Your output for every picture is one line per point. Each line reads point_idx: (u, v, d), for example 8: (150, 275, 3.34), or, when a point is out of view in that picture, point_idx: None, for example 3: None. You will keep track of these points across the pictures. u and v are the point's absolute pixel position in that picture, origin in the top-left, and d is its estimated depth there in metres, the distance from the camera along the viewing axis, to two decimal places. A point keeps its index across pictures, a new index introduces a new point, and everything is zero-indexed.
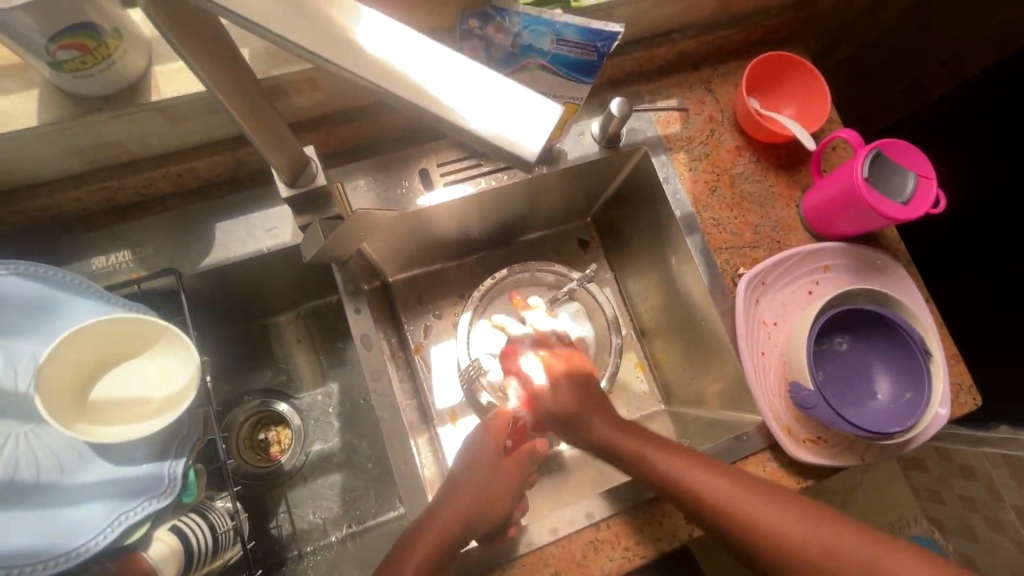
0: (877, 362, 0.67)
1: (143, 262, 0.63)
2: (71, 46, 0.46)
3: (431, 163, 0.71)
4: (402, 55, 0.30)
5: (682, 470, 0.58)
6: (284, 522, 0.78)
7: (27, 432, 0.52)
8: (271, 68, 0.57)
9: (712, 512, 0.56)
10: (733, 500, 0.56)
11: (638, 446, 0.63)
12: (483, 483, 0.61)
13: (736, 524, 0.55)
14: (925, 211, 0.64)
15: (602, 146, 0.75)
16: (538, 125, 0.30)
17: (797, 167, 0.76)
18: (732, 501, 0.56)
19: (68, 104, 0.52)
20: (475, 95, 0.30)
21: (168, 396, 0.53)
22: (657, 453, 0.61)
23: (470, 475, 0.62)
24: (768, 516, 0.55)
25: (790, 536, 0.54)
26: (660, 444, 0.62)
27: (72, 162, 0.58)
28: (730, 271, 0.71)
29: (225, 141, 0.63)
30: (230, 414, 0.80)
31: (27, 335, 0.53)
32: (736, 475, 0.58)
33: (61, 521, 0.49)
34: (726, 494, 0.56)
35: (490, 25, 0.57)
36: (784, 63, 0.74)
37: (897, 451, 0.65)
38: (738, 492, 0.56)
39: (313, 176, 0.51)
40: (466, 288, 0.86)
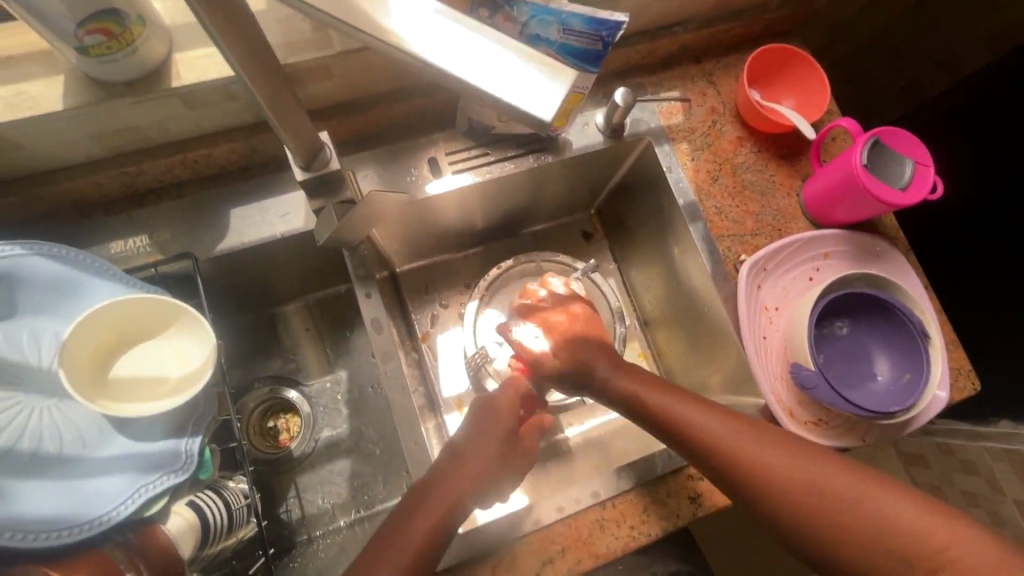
0: (876, 345, 0.68)
1: (159, 247, 0.64)
2: (97, 31, 0.47)
3: (439, 153, 0.73)
4: (415, 29, 0.31)
5: (692, 420, 0.59)
6: (294, 507, 0.79)
7: (50, 407, 0.53)
8: (287, 55, 0.58)
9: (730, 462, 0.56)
10: (743, 449, 0.56)
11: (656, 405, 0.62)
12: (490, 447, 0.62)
13: (742, 473, 0.55)
14: (923, 197, 0.66)
15: (606, 136, 0.76)
16: (546, 95, 0.31)
17: (798, 157, 0.77)
18: (741, 450, 0.56)
19: (93, 89, 0.53)
20: (486, 67, 0.31)
21: (186, 374, 0.55)
22: (677, 410, 0.60)
23: (478, 437, 0.62)
24: (777, 466, 0.54)
25: (799, 486, 0.53)
26: (674, 393, 0.62)
27: (93, 147, 0.60)
28: (731, 257, 0.73)
29: (241, 129, 0.65)
30: (241, 401, 0.81)
31: (50, 314, 0.55)
32: (749, 426, 0.58)
33: (83, 492, 0.50)
34: (736, 443, 0.56)
35: (499, 15, 0.59)
36: (784, 55, 0.76)
37: (897, 433, 0.66)
38: (748, 442, 0.56)
39: (326, 161, 0.53)
40: (472, 278, 0.88)
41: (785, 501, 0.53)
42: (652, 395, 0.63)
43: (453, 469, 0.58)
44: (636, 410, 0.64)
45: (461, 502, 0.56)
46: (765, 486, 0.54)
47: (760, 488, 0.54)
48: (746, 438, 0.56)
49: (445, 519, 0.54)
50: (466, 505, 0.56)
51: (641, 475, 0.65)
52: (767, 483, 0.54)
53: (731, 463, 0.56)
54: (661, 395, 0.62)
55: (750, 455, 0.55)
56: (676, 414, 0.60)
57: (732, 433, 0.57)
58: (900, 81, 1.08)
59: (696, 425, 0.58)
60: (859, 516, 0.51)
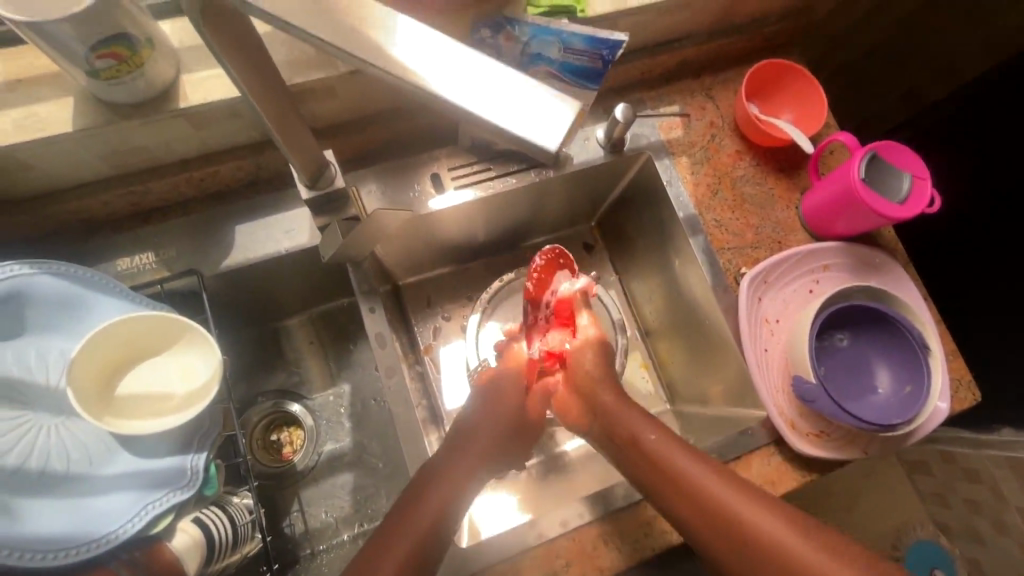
0: (877, 357, 0.69)
1: (165, 263, 0.65)
2: (108, 55, 0.48)
3: (442, 168, 0.74)
4: (423, 59, 0.31)
5: (699, 479, 0.57)
6: (297, 521, 0.79)
7: (58, 424, 0.53)
8: (294, 75, 0.59)
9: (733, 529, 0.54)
10: (749, 512, 0.54)
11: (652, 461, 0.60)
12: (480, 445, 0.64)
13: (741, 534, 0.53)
14: (921, 209, 0.66)
15: (607, 151, 0.77)
16: (550, 123, 0.31)
17: (797, 170, 0.78)
18: (746, 517, 0.54)
19: (103, 111, 0.54)
20: (496, 98, 0.31)
21: (190, 392, 0.55)
22: (678, 466, 0.58)
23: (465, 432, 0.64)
24: (780, 534, 0.52)
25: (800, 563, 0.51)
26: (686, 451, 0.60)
27: (101, 167, 0.60)
28: (732, 270, 0.73)
29: (246, 146, 0.66)
30: (245, 415, 0.82)
31: (59, 332, 0.55)
32: (755, 491, 0.56)
33: (91, 510, 0.51)
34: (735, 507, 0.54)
35: (501, 34, 0.60)
36: (782, 70, 0.77)
37: (899, 444, 0.67)
38: (752, 507, 0.54)
39: (331, 179, 0.54)
40: (474, 291, 0.88)
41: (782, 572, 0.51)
42: (662, 443, 0.60)
43: (456, 488, 0.58)
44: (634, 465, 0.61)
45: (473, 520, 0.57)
46: (765, 554, 0.52)
47: (758, 557, 0.52)
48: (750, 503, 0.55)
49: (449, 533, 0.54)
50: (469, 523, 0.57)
51: None
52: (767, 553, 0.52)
53: (730, 526, 0.54)
54: (672, 447, 0.60)
55: (754, 524, 0.53)
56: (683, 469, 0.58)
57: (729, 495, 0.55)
58: (897, 92, 1.09)
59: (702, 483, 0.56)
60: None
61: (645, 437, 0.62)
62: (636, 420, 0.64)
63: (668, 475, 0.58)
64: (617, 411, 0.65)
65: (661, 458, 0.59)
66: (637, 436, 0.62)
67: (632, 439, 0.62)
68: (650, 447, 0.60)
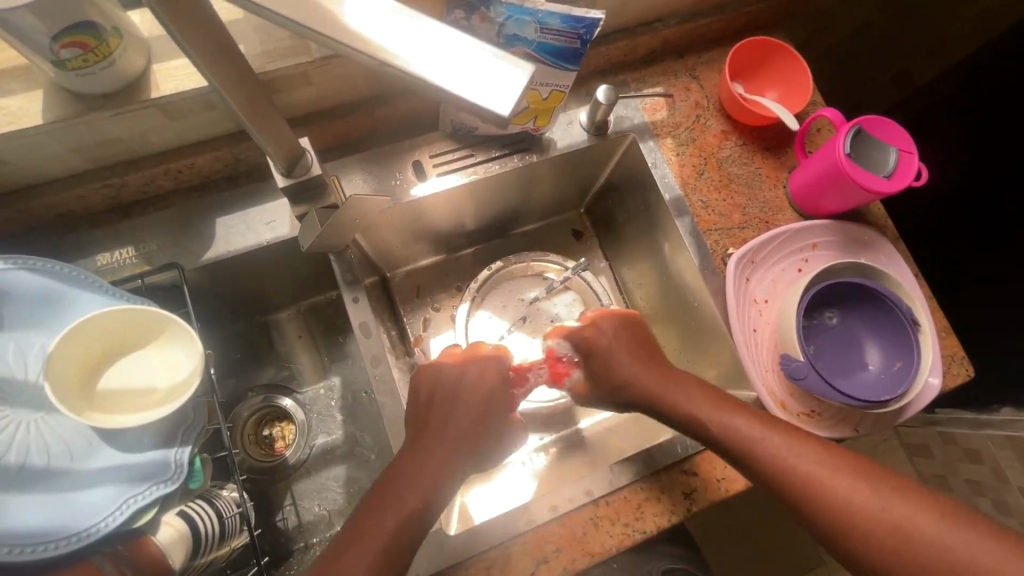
0: (865, 334, 0.68)
1: (146, 258, 0.65)
2: (72, 44, 0.48)
3: (423, 155, 0.73)
4: (375, 25, 0.30)
5: (756, 438, 0.56)
6: (290, 514, 0.78)
7: (38, 419, 0.53)
8: (267, 63, 0.59)
9: (789, 487, 0.54)
10: (830, 483, 0.53)
11: (705, 424, 0.59)
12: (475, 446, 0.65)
13: (809, 501, 0.53)
14: (908, 183, 0.65)
15: (591, 134, 0.76)
16: (505, 91, 0.29)
17: (784, 149, 0.77)
18: (801, 468, 0.54)
19: (74, 103, 0.54)
20: (451, 63, 0.30)
21: (173, 385, 0.55)
22: (732, 424, 0.58)
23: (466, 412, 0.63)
24: (852, 497, 0.52)
25: (873, 516, 0.51)
26: (759, 420, 0.58)
27: (76, 160, 0.60)
28: (719, 251, 0.73)
29: (224, 137, 0.65)
30: (234, 410, 0.81)
31: (35, 328, 0.55)
32: (824, 448, 0.55)
33: (69, 505, 0.50)
34: (787, 458, 0.55)
35: (475, 15, 0.58)
36: (766, 47, 0.76)
37: (892, 421, 0.66)
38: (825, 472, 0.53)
39: (308, 167, 0.53)
40: (463, 280, 0.88)
41: (861, 538, 0.51)
42: (711, 408, 0.60)
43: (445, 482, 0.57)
44: (689, 427, 0.61)
45: (438, 500, 0.56)
46: (838, 522, 0.52)
47: (829, 515, 0.52)
48: (823, 469, 0.54)
49: (423, 514, 0.54)
50: (441, 496, 0.56)
51: (631, 471, 0.64)
52: (858, 528, 0.51)
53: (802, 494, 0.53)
54: (723, 412, 0.59)
55: (806, 469, 0.54)
56: (762, 449, 0.56)
57: (782, 446, 0.55)
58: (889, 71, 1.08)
59: (787, 461, 0.54)
60: (928, 554, 0.49)
61: (693, 405, 0.61)
62: (707, 405, 0.60)
63: (738, 456, 0.57)
64: (682, 394, 0.62)
65: (716, 425, 0.59)
66: (702, 420, 0.60)
67: (709, 431, 0.59)
68: (708, 409, 0.60)
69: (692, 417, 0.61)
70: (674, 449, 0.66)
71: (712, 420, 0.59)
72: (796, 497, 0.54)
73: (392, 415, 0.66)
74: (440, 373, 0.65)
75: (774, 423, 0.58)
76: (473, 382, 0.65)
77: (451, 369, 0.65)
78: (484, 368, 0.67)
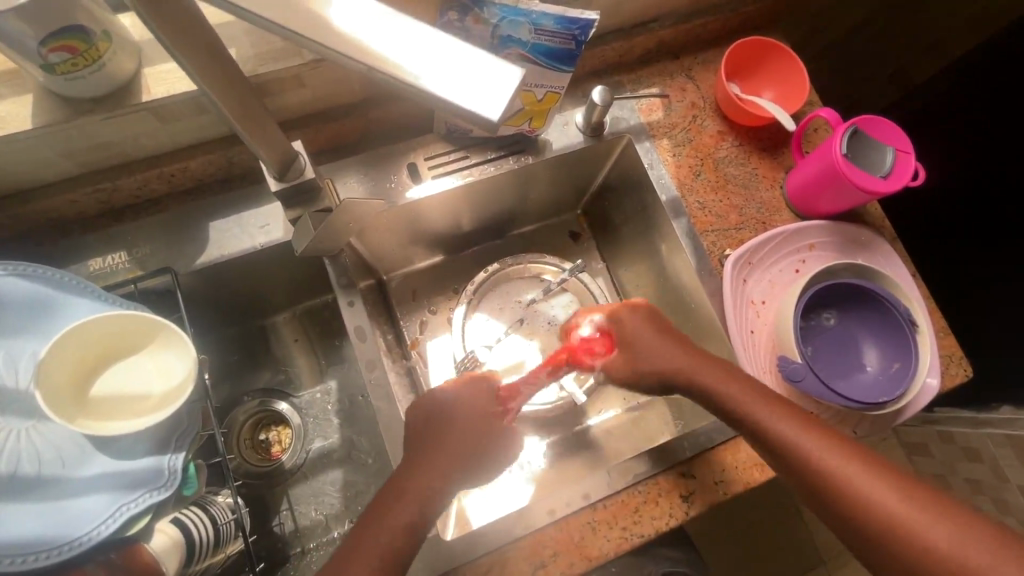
0: (863, 334, 0.68)
1: (139, 262, 0.64)
2: (61, 49, 0.47)
3: (418, 158, 0.73)
4: (364, 26, 0.30)
5: (786, 431, 0.57)
6: (287, 519, 0.78)
7: (30, 427, 0.53)
8: (259, 66, 0.58)
9: (815, 481, 0.55)
10: (852, 484, 0.53)
11: (739, 410, 0.59)
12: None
13: (826, 490, 0.54)
14: (905, 183, 0.65)
15: (587, 136, 0.76)
16: (495, 94, 0.29)
17: (780, 149, 0.77)
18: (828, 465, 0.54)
19: (64, 108, 0.53)
20: (442, 66, 0.30)
21: (167, 392, 0.54)
22: (764, 415, 0.58)
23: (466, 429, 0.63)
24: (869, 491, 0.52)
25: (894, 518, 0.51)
26: (785, 411, 0.58)
27: (68, 164, 0.59)
28: (716, 252, 0.72)
29: (217, 141, 0.65)
30: (230, 415, 0.81)
31: (27, 334, 0.54)
32: (851, 447, 0.55)
33: (62, 513, 0.50)
34: (817, 454, 0.55)
35: (469, 17, 0.58)
36: (762, 47, 0.75)
37: (890, 423, 0.66)
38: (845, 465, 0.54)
39: (301, 170, 0.53)
40: (459, 282, 0.87)
41: (879, 538, 0.51)
42: (744, 397, 0.60)
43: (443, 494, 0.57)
44: (721, 411, 0.61)
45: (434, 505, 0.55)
46: (851, 510, 0.53)
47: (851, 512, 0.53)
48: (844, 461, 0.54)
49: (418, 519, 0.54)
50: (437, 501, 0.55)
51: (629, 475, 0.64)
52: (877, 528, 0.51)
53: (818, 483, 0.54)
54: (756, 401, 0.59)
55: (831, 467, 0.54)
56: (793, 442, 0.56)
57: (810, 442, 0.56)
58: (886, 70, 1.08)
59: (817, 458, 0.55)
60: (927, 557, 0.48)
61: (727, 391, 0.61)
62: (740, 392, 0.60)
63: (760, 441, 0.58)
64: (716, 380, 0.62)
65: (747, 415, 0.59)
66: (733, 407, 0.60)
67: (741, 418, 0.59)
68: (742, 396, 0.60)
69: (725, 402, 0.61)
70: (672, 451, 0.65)
71: (746, 408, 0.59)
72: (813, 485, 0.55)
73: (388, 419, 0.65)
74: (438, 400, 0.64)
75: (804, 419, 0.57)
76: (469, 407, 0.64)
77: (450, 391, 0.65)
78: (480, 388, 0.67)
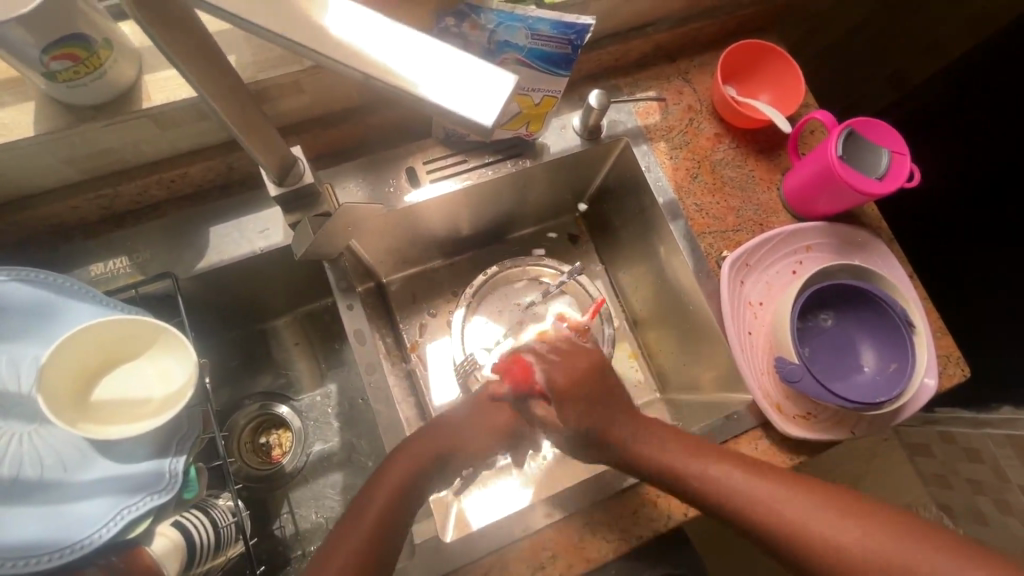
0: (860, 335, 0.68)
1: (140, 267, 0.65)
2: (63, 57, 0.48)
3: (417, 162, 0.73)
4: (362, 33, 0.30)
5: (723, 481, 0.56)
6: (288, 522, 0.78)
7: (32, 431, 0.53)
8: (258, 72, 0.59)
9: (769, 533, 0.53)
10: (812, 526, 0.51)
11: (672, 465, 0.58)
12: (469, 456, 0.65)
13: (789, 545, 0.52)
14: (900, 184, 0.66)
15: (584, 139, 0.76)
16: (490, 100, 0.29)
17: (777, 152, 0.77)
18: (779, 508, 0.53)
19: (65, 115, 0.54)
20: (438, 72, 0.30)
21: (168, 395, 0.54)
22: (695, 467, 0.57)
23: (462, 436, 0.64)
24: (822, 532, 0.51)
25: (861, 556, 0.49)
26: (720, 460, 0.57)
27: (69, 171, 0.60)
28: (714, 254, 0.73)
29: (216, 146, 0.65)
30: (231, 418, 0.81)
31: (29, 339, 0.55)
32: (795, 484, 0.54)
33: (65, 517, 0.50)
34: (761, 499, 0.54)
35: (466, 23, 0.59)
36: (757, 50, 0.76)
37: (887, 423, 0.66)
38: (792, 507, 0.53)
39: (301, 174, 0.53)
40: (458, 285, 0.87)
41: None
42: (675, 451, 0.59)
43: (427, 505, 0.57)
44: (656, 469, 0.59)
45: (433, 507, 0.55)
46: (810, 562, 0.51)
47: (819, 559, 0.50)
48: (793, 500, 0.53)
49: None
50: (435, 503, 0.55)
51: (627, 476, 0.64)
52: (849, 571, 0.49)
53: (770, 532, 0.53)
54: (682, 455, 0.59)
55: (779, 509, 0.53)
56: (735, 493, 0.55)
57: (750, 485, 0.55)
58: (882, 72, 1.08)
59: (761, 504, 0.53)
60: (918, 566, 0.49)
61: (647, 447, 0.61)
62: (668, 447, 0.60)
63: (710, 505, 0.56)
64: (647, 438, 0.61)
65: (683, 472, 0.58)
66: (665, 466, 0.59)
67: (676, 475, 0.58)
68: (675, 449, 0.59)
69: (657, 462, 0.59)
70: None
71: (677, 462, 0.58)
72: (766, 538, 0.53)
73: (388, 422, 0.66)
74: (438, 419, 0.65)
75: (743, 464, 0.57)
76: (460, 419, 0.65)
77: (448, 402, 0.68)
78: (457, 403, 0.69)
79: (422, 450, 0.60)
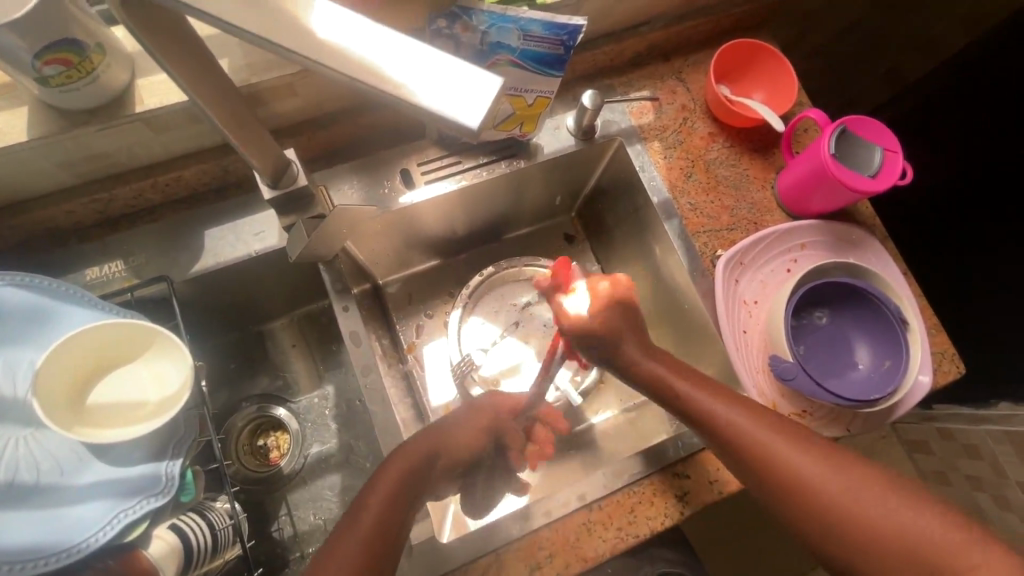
0: (855, 333, 0.69)
1: (136, 271, 0.65)
2: (55, 62, 0.48)
3: (412, 164, 0.74)
4: (350, 34, 0.30)
5: (725, 417, 0.59)
6: (286, 524, 0.78)
7: (28, 436, 0.53)
8: (251, 75, 0.59)
9: (758, 470, 0.57)
10: (800, 469, 0.55)
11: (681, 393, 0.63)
12: (465, 455, 0.65)
13: (777, 485, 0.56)
14: (892, 182, 0.66)
15: (578, 139, 0.77)
16: (478, 100, 0.29)
17: (771, 150, 0.77)
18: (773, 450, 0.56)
19: (59, 119, 0.54)
20: (426, 73, 0.30)
21: (164, 398, 0.55)
22: (700, 399, 0.61)
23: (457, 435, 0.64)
24: (806, 472, 0.54)
25: (840, 503, 0.53)
26: (725, 397, 0.61)
27: (64, 175, 0.60)
28: (708, 253, 0.73)
29: (211, 149, 0.65)
30: (229, 421, 0.81)
31: (24, 344, 0.55)
32: (792, 431, 0.57)
33: (61, 521, 0.51)
34: (759, 439, 0.57)
35: (458, 24, 0.59)
36: (750, 49, 0.76)
37: (882, 421, 0.66)
38: (783, 446, 0.56)
39: (295, 177, 0.53)
40: (455, 287, 0.88)
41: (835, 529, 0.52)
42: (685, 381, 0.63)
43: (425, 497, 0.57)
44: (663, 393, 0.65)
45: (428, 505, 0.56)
46: (795, 505, 0.54)
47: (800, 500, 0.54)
48: (787, 444, 0.56)
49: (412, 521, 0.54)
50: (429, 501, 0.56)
51: (623, 475, 0.64)
52: (826, 516, 0.53)
53: (756, 466, 0.57)
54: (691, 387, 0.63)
55: (773, 449, 0.56)
56: (734, 429, 0.58)
57: (749, 424, 0.58)
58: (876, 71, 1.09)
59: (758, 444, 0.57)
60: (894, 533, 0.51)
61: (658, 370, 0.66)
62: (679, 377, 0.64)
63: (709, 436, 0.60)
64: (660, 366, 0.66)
65: (690, 404, 0.62)
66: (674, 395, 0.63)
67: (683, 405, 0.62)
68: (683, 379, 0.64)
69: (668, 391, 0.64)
70: (666, 451, 0.66)
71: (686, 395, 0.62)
72: (759, 480, 0.57)
73: (384, 422, 0.66)
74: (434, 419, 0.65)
75: (746, 406, 0.60)
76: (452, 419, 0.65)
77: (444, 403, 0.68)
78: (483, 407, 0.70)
79: (418, 450, 0.60)
